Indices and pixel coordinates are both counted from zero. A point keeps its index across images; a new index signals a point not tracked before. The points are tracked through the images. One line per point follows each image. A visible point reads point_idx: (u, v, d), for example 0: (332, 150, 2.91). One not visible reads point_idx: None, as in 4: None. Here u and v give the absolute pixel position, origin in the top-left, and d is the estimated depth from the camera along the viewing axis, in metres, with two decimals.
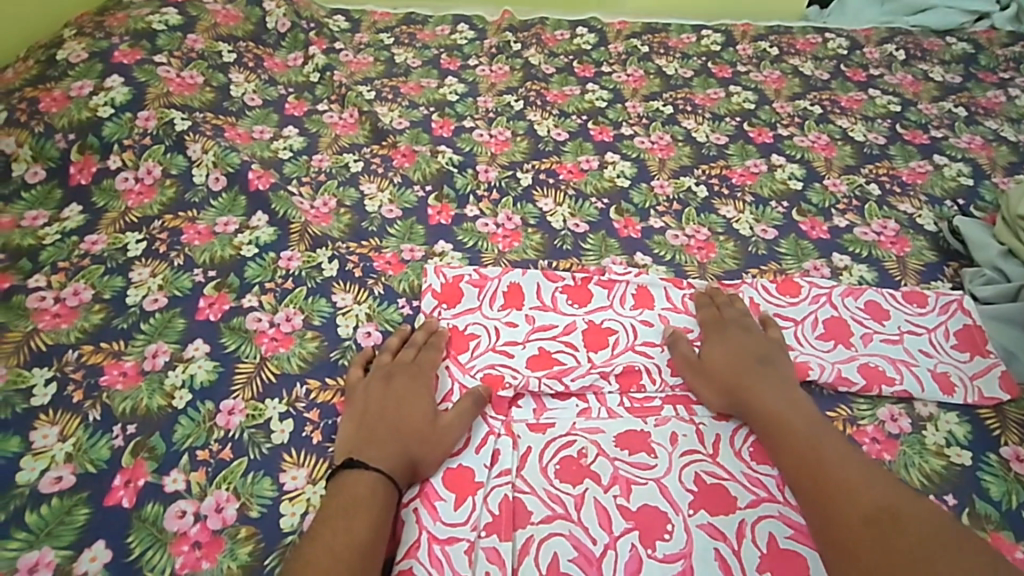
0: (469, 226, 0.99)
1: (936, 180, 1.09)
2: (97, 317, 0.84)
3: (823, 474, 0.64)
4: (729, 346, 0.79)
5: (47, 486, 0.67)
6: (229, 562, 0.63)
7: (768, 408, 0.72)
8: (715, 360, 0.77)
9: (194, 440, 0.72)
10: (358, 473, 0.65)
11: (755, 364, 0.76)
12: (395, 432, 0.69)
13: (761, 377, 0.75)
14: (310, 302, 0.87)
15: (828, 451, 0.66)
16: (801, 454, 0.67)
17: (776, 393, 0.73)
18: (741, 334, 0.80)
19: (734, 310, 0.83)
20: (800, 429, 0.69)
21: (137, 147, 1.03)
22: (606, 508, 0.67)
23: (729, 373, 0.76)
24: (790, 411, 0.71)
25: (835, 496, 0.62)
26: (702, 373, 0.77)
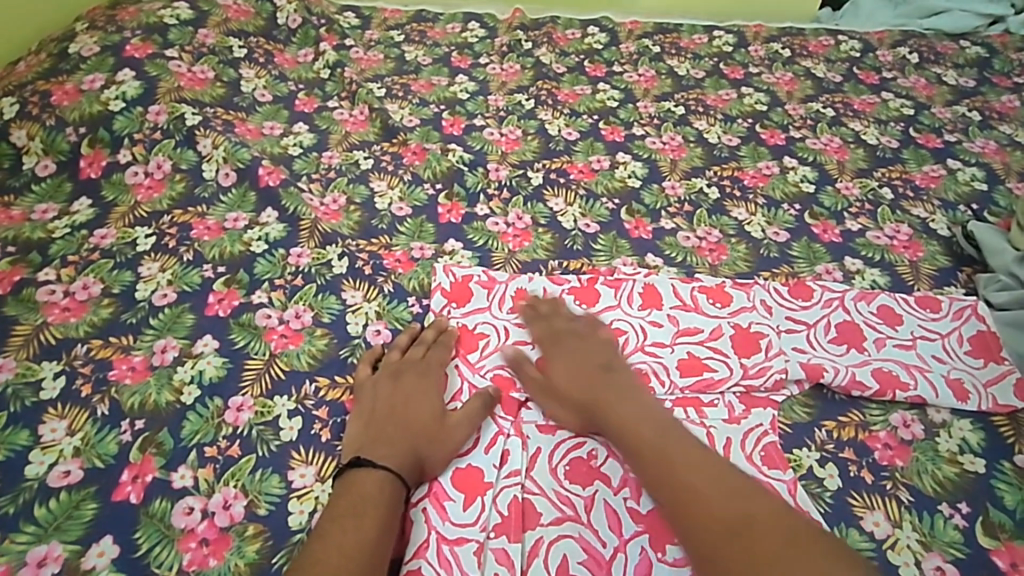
0: (480, 225, 0.99)
1: (950, 185, 1.08)
2: (106, 311, 0.84)
3: (681, 489, 0.60)
4: (576, 362, 0.75)
5: (56, 480, 0.67)
6: (237, 560, 0.63)
7: (618, 422, 0.68)
8: (566, 382, 0.73)
9: (203, 437, 0.71)
10: (366, 471, 0.65)
11: (601, 375, 0.73)
12: (404, 430, 0.69)
13: (611, 388, 0.71)
14: (320, 299, 0.86)
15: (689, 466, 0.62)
16: (654, 466, 0.63)
17: (625, 404, 0.69)
18: (581, 346, 0.77)
19: (568, 323, 0.80)
20: (648, 438, 0.65)
21: (147, 141, 1.03)
22: (616, 510, 0.67)
23: (572, 387, 0.73)
24: (642, 421, 0.67)
25: (694, 513, 0.59)
26: (552, 392, 0.74)
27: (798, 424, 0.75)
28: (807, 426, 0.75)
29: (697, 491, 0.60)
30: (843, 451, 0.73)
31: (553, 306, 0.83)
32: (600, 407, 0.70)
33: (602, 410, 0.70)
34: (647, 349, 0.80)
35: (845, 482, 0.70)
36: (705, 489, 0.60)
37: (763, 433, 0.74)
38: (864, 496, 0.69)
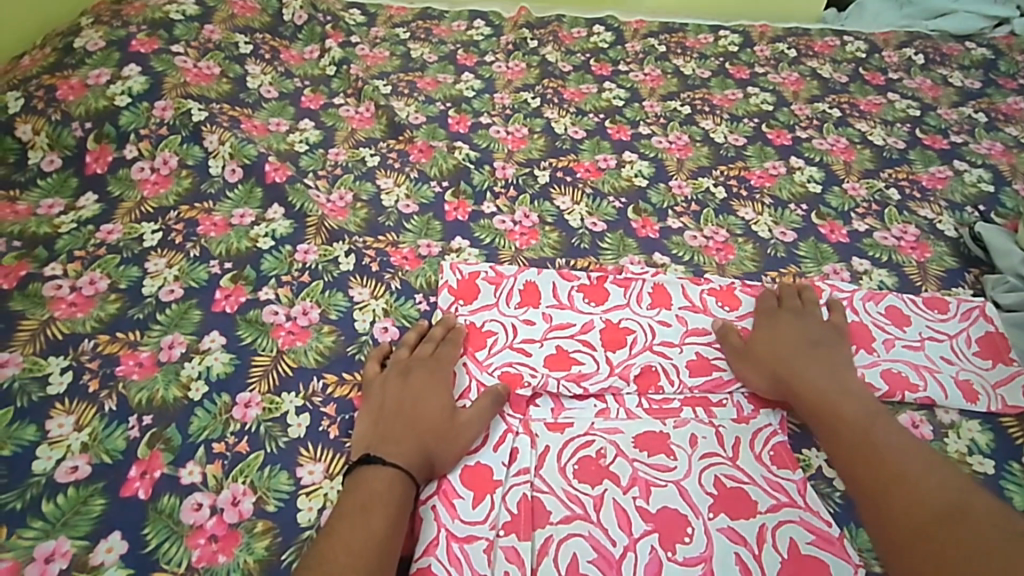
0: (487, 223, 0.99)
1: (956, 186, 1.08)
2: (113, 306, 0.84)
3: (882, 460, 0.65)
4: (795, 334, 0.79)
5: (64, 476, 0.67)
6: (246, 556, 0.63)
7: (818, 398, 0.72)
8: (760, 347, 0.78)
9: (210, 433, 0.71)
10: (375, 469, 0.65)
11: (812, 351, 0.77)
12: (413, 425, 0.69)
13: (826, 362, 0.76)
14: (327, 296, 0.86)
15: (879, 442, 0.67)
16: (862, 453, 0.67)
17: (839, 383, 0.73)
18: (795, 323, 0.80)
19: (798, 305, 0.83)
20: (857, 416, 0.70)
21: (154, 137, 1.03)
22: (625, 509, 0.67)
23: (775, 357, 0.77)
24: (840, 399, 0.72)
25: (902, 484, 0.63)
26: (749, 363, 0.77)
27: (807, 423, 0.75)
28: None
29: (903, 467, 0.64)
30: None
31: (797, 290, 0.85)
32: (802, 385, 0.74)
33: (804, 387, 0.74)
34: (655, 349, 0.81)
35: None
36: (924, 482, 0.62)
37: (772, 433, 0.74)
38: None
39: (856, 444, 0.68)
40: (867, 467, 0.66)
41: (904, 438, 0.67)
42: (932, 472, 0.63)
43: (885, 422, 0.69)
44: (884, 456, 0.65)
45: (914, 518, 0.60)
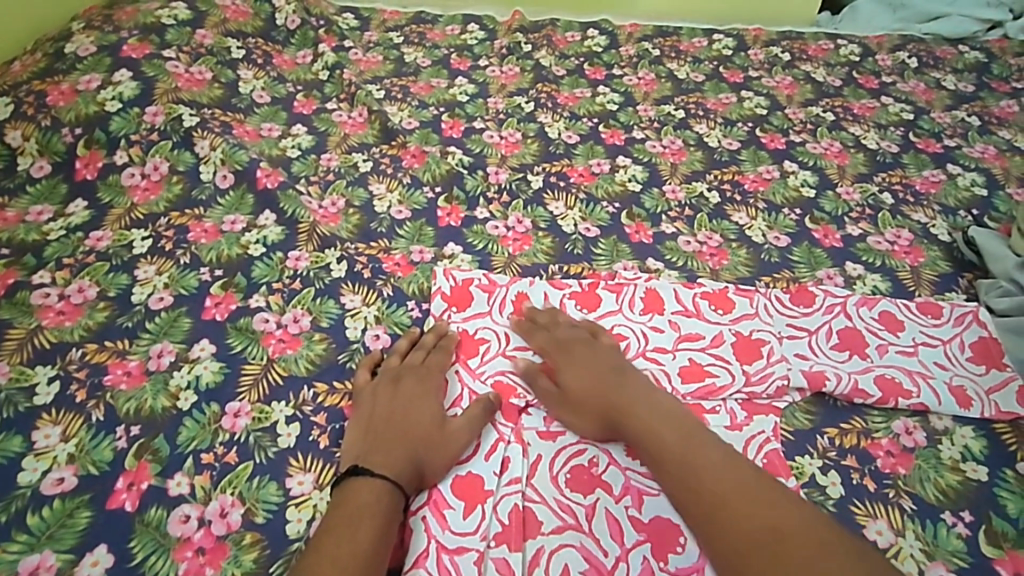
0: (480, 228, 0.98)
1: (950, 190, 1.08)
2: (102, 314, 0.83)
3: (696, 485, 0.61)
4: (586, 368, 0.74)
5: (50, 488, 0.66)
6: (234, 569, 0.62)
7: (643, 428, 0.67)
8: (577, 391, 0.72)
9: (199, 443, 0.71)
10: (365, 480, 0.64)
11: (614, 377, 0.72)
12: (403, 435, 0.68)
13: (604, 396, 0.71)
14: (318, 303, 0.85)
15: (695, 470, 0.62)
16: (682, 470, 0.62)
17: (651, 408, 0.68)
18: (589, 352, 0.76)
19: (563, 322, 0.81)
20: (670, 441, 0.65)
21: (144, 142, 1.02)
22: (617, 519, 0.66)
23: (596, 395, 0.71)
24: (654, 424, 0.67)
25: (715, 514, 0.59)
26: (568, 399, 0.73)
27: (800, 430, 0.75)
28: (809, 433, 0.74)
29: (719, 493, 0.60)
30: (845, 458, 0.72)
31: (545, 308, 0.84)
32: (619, 406, 0.70)
33: (619, 407, 0.69)
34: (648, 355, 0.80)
35: (848, 491, 0.69)
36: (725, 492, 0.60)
37: (765, 440, 0.73)
38: (868, 504, 0.68)
39: (686, 474, 0.62)
40: (697, 496, 0.61)
41: (694, 458, 0.63)
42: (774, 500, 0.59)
43: (699, 444, 0.64)
44: (686, 479, 0.62)
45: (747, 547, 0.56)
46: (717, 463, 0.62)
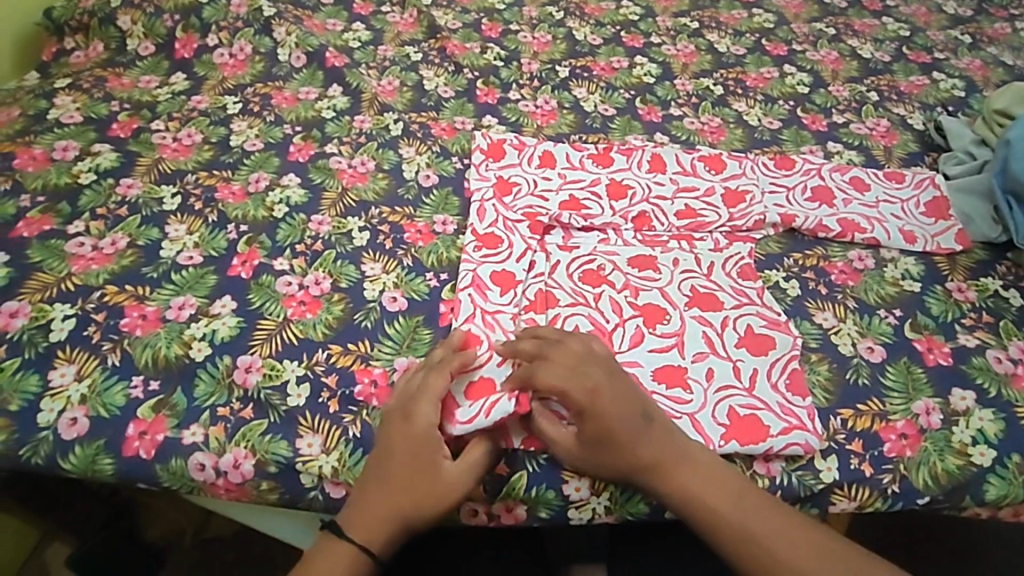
0: (513, 106, 1.15)
1: (931, 91, 1.21)
2: (208, 153, 1.03)
3: (753, 543, 0.67)
4: (616, 418, 0.69)
5: (184, 260, 0.87)
6: (328, 315, 0.82)
7: (680, 492, 0.69)
8: (610, 453, 0.69)
9: (293, 238, 0.90)
10: (338, 540, 0.69)
11: (644, 429, 0.69)
12: (385, 502, 0.69)
13: (669, 453, 0.69)
14: (381, 153, 1.04)
15: (755, 530, 0.67)
16: (718, 523, 0.68)
17: (693, 470, 0.69)
18: (615, 393, 0.70)
19: (582, 356, 0.72)
20: (719, 504, 0.68)
21: (231, 29, 1.21)
22: (618, 301, 0.84)
23: (634, 454, 0.69)
24: (711, 482, 0.69)
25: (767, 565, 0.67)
26: (599, 463, 0.69)
27: (771, 253, 0.92)
28: (779, 255, 0.91)
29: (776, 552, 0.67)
30: (805, 272, 0.89)
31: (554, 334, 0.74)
32: (646, 467, 0.69)
33: (648, 469, 0.69)
34: (651, 200, 0.97)
35: (804, 292, 0.86)
36: (764, 534, 0.67)
37: (740, 258, 0.90)
38: (819, 301, 0.85)
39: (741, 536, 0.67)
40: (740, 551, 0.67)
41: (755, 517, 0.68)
42: (807, 545, 0.67)
43: (753, 498, 0.69)
44: (738, 536, 0.67)
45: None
46: (760, 518, 0.68)
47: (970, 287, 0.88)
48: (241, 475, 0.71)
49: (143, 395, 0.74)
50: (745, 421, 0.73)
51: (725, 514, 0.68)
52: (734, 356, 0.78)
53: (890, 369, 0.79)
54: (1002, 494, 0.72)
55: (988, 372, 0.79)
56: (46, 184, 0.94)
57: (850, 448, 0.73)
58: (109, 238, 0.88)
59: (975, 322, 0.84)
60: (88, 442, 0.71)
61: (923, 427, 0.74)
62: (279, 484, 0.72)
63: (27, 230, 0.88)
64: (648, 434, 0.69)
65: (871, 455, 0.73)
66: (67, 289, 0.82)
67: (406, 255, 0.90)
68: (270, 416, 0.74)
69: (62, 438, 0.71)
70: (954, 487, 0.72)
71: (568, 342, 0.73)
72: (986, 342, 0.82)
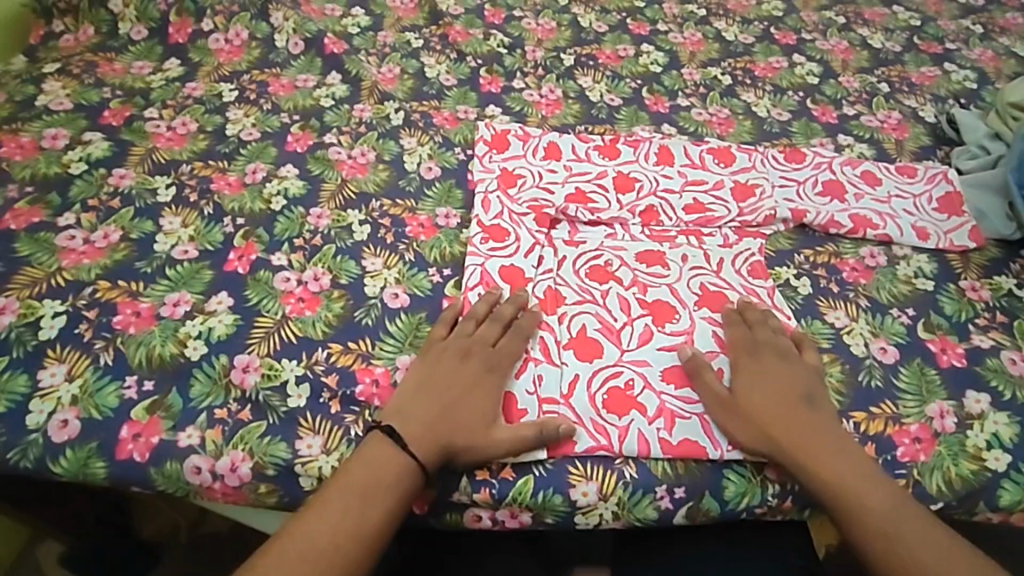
0: (517, 95, 1.12)
1: (943, 83, 1.19)
2: (203, 143, 0.99)
3: (884, 528, 0.65)
4: (774, 391, 0.73)
5: (179, 255, 0.84)
6: (327, 313, 0.80)
7: (826, 469, 0.68)
8: (763, 421, 0.71)
9: (291, 232, 0.88)
10: (330, 514, 0.64)
11: (801, 406, 0.72)
12: (395, 479, 0.67)
13: (822, 433, 0.71)
14: (381, 143, 1.01)
15: (901, 524, 0.65)
16: (853, 507, 0.67)
17: (838, 453, 0.69)
18: (779, 372, 0.74)
19: (771, 335, 0.77)
20: (864, 485, 0.68)
21: (227, 13, 1.18)
22: (626, 300, 0.82)
23: (788, 429, 0.71)
24: (865, 472, 0.68)
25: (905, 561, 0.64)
26: (748, 423, 0.72)
27: (782, 250, 0.90)
28: (789, 251, 0.89)
29: (912, 552, 0.64)
30: (816, 269, 0.87)
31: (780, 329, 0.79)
32: (795, 444, 0.70)
33: (795, 446, 0.70)
34: (658, 194, 0.95)
35: (815, 291, 0.84)
36: (890, 522, 0.66)
37: (750, 255, 0.88)
38: (830, 300, 0.84)
39: (882, 530, 0.65)
40: (880, 539, 0.65)
41: (899, 515, 0.66)
42: (939, 553, 0.64)
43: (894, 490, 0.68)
44: (867, 522, 0.66)
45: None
46: (899, 515, 0.66)
47: (984, 286, 0.86)
48: (239, 478, 0.70)
49: (137, 396, 0.72)
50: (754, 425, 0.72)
51: (860, 495, 0.67)
52: None
53: (904, 371, 0.77)
54: (1016, 499, 0.71)
55: (1002, 374, 0.78)
56: (35, 174, 0.91)
57: (863, 452, 0.72)
58: (101, 231, 0.86)
59: (989, 322, 0.82)
60: (79, 444, 0.69)
61: (937, 431, 0.73)
62: (277, 487, 0.70)
63: (16, 222, 0.85)
64: (805, 416, 0.72)
65: (884, 460, 0.72)
66: (57, 284, 0.79)
67: (408, 250, 0.87)
68: (268, 418, 0.72)
69: (51, 441, 0.69)
70: (968, 492, 0.71)
71: (779, 335, 0.78)
72: (1001, 343, 0.80)
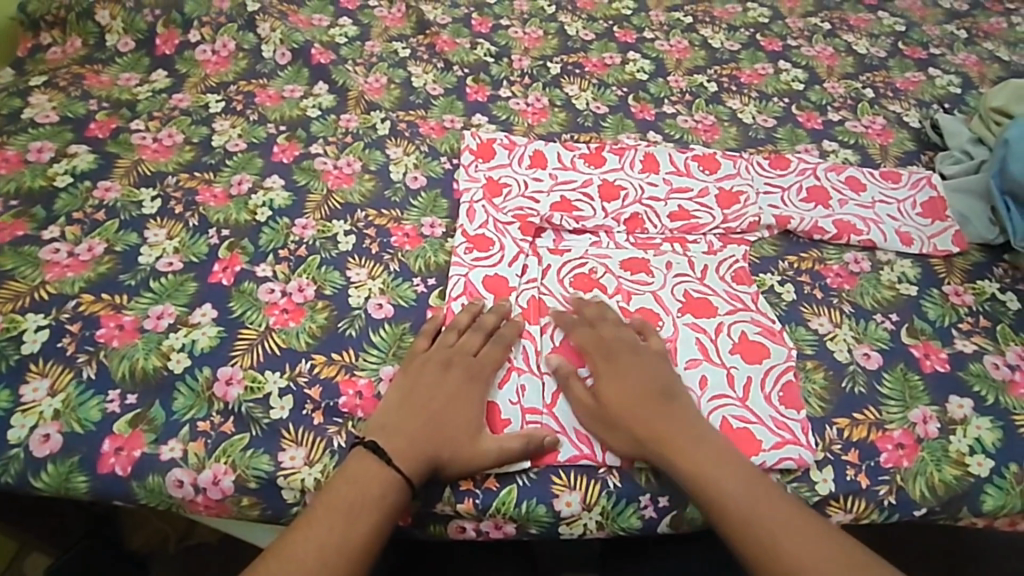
0: (503, 104, 1.12)
1: (927, 88, 1.20)
2: (189, 154, 1.00)
3: (748, 525, 0.65)
4: (627, 382, 0.73)
5: (163, 267, 0.84)
6: (311, 324, 0.80)
7: (678, 466, 0.68)
8: (625, 414, 0.71)
9: (276, 243, 0.88)
10: (315, 534, 0.64)
11: (659, 399, 0.72)
12: (382, 494, 0.66)
13: (679, 424, 0.70)
14: (367, 153, 1.01)
15: (766, 519, 0.65)
16: (714, 502, 0.66)
17: (703, 447, 0.69)
18: (632, 364, 0.75)
19: (615, 328, 0.78)
20: (724, 480, 0.67)
21: (214, 24, 1.18)
22: (610, 308, 0.82)
23: (643, 421, 0.71)
24: (709, 463, 0.68)
25: (765, 555, 0.63)
26: (614, 425, 0.71)
27: (766, 256, 0.90)
28: (773, 258, 0.90)
29: (784, 549, 0.63)
30: (800, 275, 0.87)
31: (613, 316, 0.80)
32: (651, 438, 0.70)
33: (653, 441, 0.70)
34: (643, 202, 0.96)
35: (799, 297, 0.85)
36: (759, 518, 0.65)
37: (735, 261, 0.88)
38: (814, 306, 0.84)
39: (745, 526, 0.65)
40: (741, 535, 0.65)
41: (767, 511, 0.65)
42: (820, 551, 0.63)
43: (768, 489, 0.67)
44: (738, 518, 0.65)
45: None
46: (774, 509, 0.66)
47: (967, 291, 0.87)
48: (221, 492, 0.69)
49: (120, 410, 0.72)
50: (738, 433, 0.72)
51: (722, 492, 0.67)
52: (728, 363, 0.77)
53: (887, 377, 0.77)
54: (999, 504, 0.71)
55: (985, 379, 0.78)
56: (19, 187, 0.91)
57: (846, 458, 0.72)
58: (86, 244, 0.86)
59: (972, 326, 0.83)
60: (61, 459, 0.69)
61: (920, 437, 0.73)
62: (260, 500, 0.70)
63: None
64: (684, 413, 0.71)
65: (867, 466, 0.72)
66: (41, 298, 0.79)
67: (393, 260, 0.88)
68: (251, 430, 0.72)
69: (33, 455, 0.69)
70: (951, 498, 0.71)
71: (606, 321, 0.79)
72: (984, 348, 0.81)
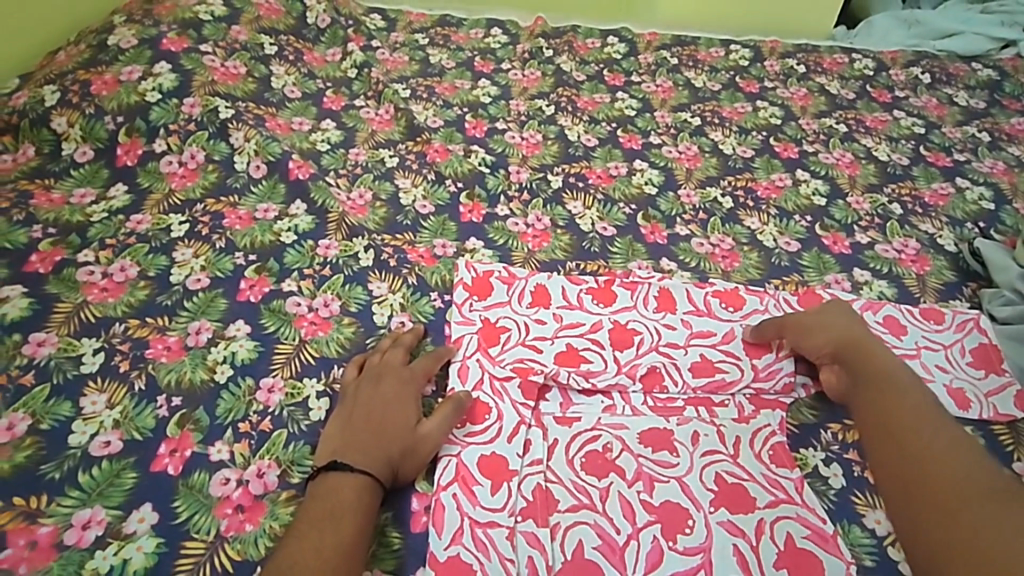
0: (500, 225, 1.02)
1: (958, 203, 1.11)
2: (142, 292, 0.87)
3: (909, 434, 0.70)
4: (837, 317, 0.82)
5: (97, 450, 0.71)
6: (271, 523, 0.67)
7: (875, 375, 0.75)
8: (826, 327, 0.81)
9: (235, 414, 0.75)
10: (301, 540, 0.60)
11: (864, 335, 0.80)
12: (354, 495, 0.64)
13: (875, 356, 0.77)
14: (347, 289, 0.90)
15: (929, 423, 0.70)
16: (888, 411, 0.72)
17: (899, 376, 0.75)
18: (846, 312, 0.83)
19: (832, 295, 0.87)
20: (905, 399, 0.73)
21: (182, 132, 1.06)
22: (630, 502, 0.70)
23: (845, 339, 0.79)
24: (904, 384, 0.74)
25: (902, 441, 0.70)
26: (825, 328, 0.81)
27: (806, 424, 0.79)
28: (815, 426, 0.79)
29: (931, 444, 0.68)
30: (848, 452, 0.77)
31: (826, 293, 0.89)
32: (854, 350, 0.78)
33: (856, 353, 0.78)
34: (661, 350, 0.84)
35: (850, 482, 0.74)
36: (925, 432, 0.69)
37: (771, 433, 0.77)
38: (868, 495, 0.73)
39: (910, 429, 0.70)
40: (884, 423, 0.72)
41: (930, 422, 0.70)
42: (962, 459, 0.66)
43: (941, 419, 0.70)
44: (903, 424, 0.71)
45: (911, 476, 0.67)
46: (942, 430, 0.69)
47: None
48: None
49: None
50: None
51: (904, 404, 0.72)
52: None
53: None
54: None
55: None
56: None
57: None
58: (5, 420, 0.72)
59: None
60: None
61: None
62: None
63: None
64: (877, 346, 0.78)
65: None
66: None
67: None
68: None
69: None
70: None
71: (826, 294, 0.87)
72: None
